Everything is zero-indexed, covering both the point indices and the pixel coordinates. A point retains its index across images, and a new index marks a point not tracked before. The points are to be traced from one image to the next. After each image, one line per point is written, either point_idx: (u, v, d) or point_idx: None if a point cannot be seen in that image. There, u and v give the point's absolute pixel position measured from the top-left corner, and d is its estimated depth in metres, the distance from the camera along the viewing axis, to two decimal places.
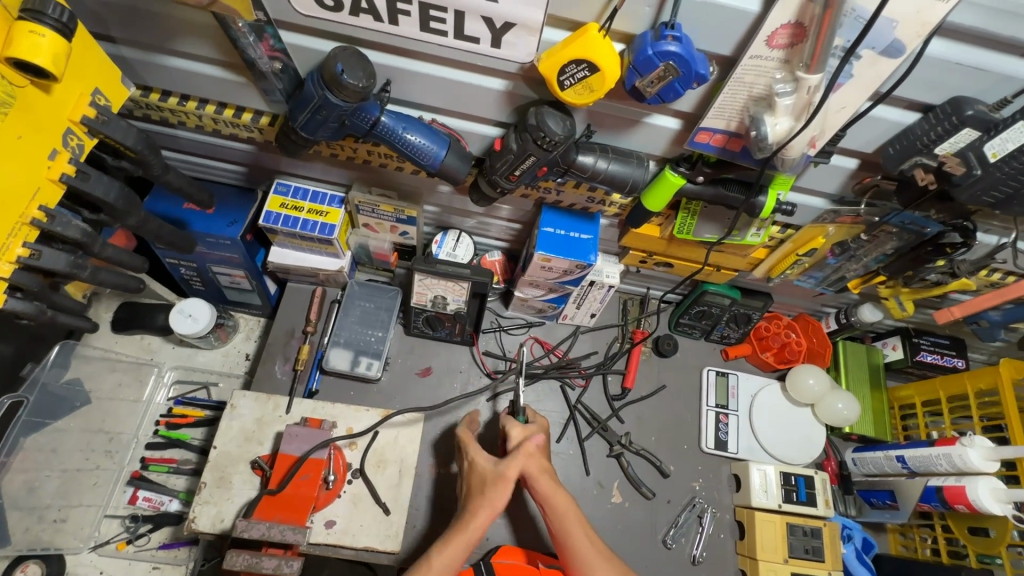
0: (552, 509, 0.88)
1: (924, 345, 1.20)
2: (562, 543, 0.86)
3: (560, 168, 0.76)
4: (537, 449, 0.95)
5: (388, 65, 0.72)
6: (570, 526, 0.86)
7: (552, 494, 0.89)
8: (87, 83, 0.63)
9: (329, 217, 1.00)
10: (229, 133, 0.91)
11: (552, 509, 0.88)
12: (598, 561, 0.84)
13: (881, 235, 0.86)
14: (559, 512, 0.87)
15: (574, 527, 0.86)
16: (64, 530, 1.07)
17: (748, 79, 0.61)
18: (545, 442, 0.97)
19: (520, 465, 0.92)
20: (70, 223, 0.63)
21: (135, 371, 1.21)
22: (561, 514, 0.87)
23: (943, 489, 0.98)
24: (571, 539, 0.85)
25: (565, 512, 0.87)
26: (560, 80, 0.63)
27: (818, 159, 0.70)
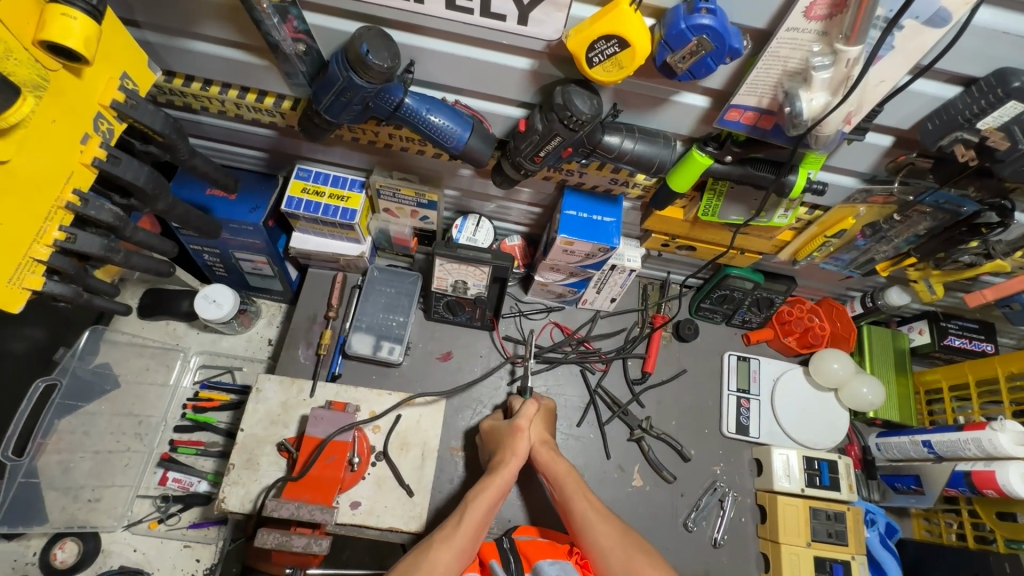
0: (553, 475, 0.93)
1: (952, 329, 1.18)
2: (565, 507, 0.90)
3: (585, 149, 0.75)
4: (541, 423, 1.01)
5: (411, 46, 0.71)
6: (570, 488, 0.90)
7: (551, 460, 0.95)
8: (115, 67, 0.63)
9: (350, 202, 1.00)
10: (252, 118, 0.91)
11: (552, 474, 0.93)
12: (597, 519, 0.86)
13: (914, 216, 0.84)
14: (559, 476, 0.92)
15: (572, 490, 0.90)
16: (98, 509, 1.10)
17: (783, 53, 0.59)
18: (551, 420, 1.03)
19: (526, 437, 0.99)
20: (103, 207, 0.64)
21: (162, 356, 1.23)
22: (561, 477, 0.92)
23: (972, 474, 0.97)
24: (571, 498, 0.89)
25: (563, 475, 0.92)
26: (588, 57, 0.62)
27: (853, 136, 0.68)
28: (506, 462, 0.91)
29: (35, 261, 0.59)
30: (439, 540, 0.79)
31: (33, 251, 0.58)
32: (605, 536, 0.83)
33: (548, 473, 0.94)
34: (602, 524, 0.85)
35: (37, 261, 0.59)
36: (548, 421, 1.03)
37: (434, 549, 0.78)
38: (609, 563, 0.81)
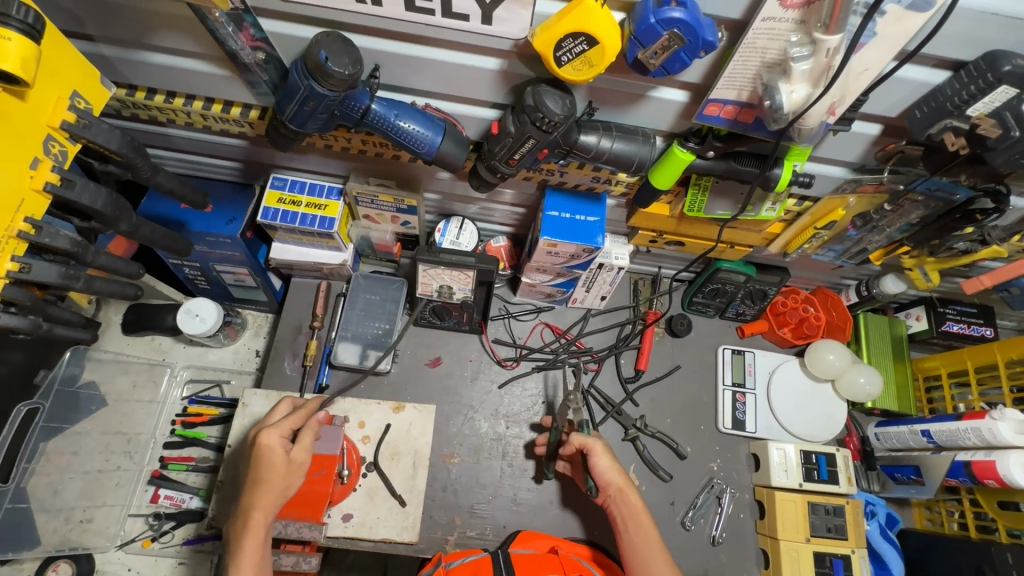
0: (639, 528, 0.86)
1: (950, 315, 1.16)
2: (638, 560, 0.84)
3: (561, 149, 0.72)
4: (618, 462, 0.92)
5: (375, 50, 0.68)
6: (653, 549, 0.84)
7: (636, 507, 0.88)
8: (64, 86, 0.61)
9: (328, 210, 0.98)
10: (220, 129, 0.88)
11: (639, 523, 0.87)
12: None
13: (906, 204, 0.81)
14: (643, 530, 0.86)
15: (658, 553, 0.84)
16: (90, 529, 1.09)
17: (761, 44, 0.56)
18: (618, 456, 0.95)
19: (607, 476, 0.89)
20: (58, 233, 0.61)
21: (148, 372, 1.21)
22: (648, 536, 0.85)
23: (972, 464, 0.95)
24: (651, 563, 0.83)
25: (648, 530, 0.86)
26: (557, 56, 0.59)
27: (838, 127, 0.65)
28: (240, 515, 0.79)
29: None
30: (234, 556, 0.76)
31: None
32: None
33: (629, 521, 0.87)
34: None
35: None
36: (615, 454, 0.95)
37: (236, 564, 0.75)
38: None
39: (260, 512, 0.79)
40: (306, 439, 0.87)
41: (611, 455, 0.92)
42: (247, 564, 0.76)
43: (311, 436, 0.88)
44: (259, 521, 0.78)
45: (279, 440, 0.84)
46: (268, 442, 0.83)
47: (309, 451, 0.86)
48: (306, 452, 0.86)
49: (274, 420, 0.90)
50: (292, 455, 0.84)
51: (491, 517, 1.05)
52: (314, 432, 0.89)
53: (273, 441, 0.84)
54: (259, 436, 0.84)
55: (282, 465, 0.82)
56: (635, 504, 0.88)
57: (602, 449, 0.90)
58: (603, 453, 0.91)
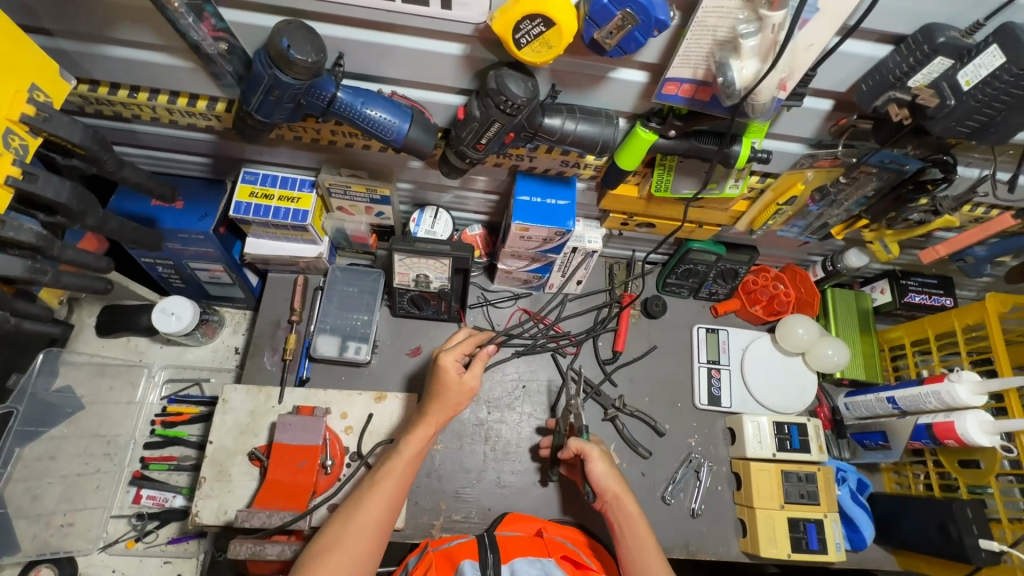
0: (635, 533, 0.87)
1: (912, 286, 1.20)
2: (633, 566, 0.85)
3: (527, 133, 0.74)
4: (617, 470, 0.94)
5: (339, 38, 0.69)
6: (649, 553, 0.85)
7: (634, 514, 0.89)
8: (22, 78, 0.60)
9: (300, 203, 0.98)
10: (187, 123, 0.88)
11: (636, 527, 0.88)
12: None
13: (861, 177, 0.84)
14: (639, 535, 0.87)
15: (652, 554, 0.85)
16: (72, 533, 1.08)
17: (711, 22, 0.58)
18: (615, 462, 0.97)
19: (604, 483, 0.91)
20: (23, 227, 0.61)
21: (125, 374, 1.20)
22: (644, 542, 0.86)
23: (933, 426, 1.00)
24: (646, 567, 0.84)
25: (643, 536, 0.87)
26: (516, 39, 0.60)
27: (791, 103, 0.68)
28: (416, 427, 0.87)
29: None
30: (407, 437, 0.86)
31: None
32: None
33: (620, 522, 0.89)
34: None
35: None
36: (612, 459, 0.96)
37: (405, 444, 0.85)
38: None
39: (438, 416, 0.87)
40: (477, 367, 0.90)
41: (608, 463, 0.93)
42: (413, 446, 0.85)
43: (481, 365, 0.90)
44: (439, 417, 0.87)
45: (454, 362, 0.89)
46: (444, 365, 0.89)
47: (479, 378, 0.90)
48: (476, 379, 0.89)
49: (452, 343, 0.96)
50: (462, 378, 0.88)
51: (476, 501, 1.06)
52: (484, 361, 0.91)
53: (448, 362, 0.89)
54: (438, 355, 0.90)
55: (454, 384, 0.88)
56: (632, 511, 0.89)
57: (599, 456, 0.92)
58: (600, 463, 0.91)
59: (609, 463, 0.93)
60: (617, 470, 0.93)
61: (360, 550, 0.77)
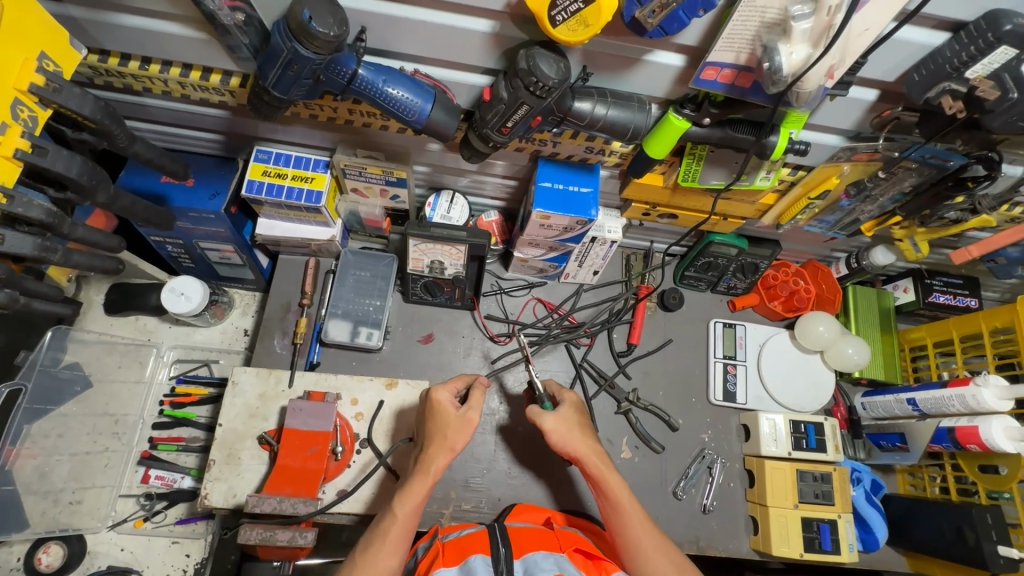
0: (608, 496, 0.83)
1: (937, 285, 1.17)
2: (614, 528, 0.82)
3: (555, 117, 0.70)
4: (580, 429, 0.89)
5: (363, 11, 0.65)
6: (628, 517, 0.82)
7: (605, 479, 0.84)
8: (31, 46, 0.57)
9: (315, 183, 0.95)
10: (199, 97, 0.85)
11: (608, 491, 0.83)
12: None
13: (900, 172, 0.81)
14: (616, 499, 0.83)
15: (633, 519, 0.81)
16: (80, 511, 1.08)
17: (761, 3, 0.54)
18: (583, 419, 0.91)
19: (567, 446, 0.87)
20: (32, 204, 0.59)
21: (134, 353, 1.19)
22: (618, 501, 0.82)
23: (955, 430, 0.98)
24: (626, 527, 0.81)
25: (617, 495, 0.83)
26: (551, 15, 0.57)
27: (836, 91, 0.64)
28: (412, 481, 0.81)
29: None
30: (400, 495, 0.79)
31: None
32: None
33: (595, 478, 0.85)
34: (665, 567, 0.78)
35: None
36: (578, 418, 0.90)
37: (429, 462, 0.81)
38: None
39: (437, 463, 0.81)
40: (474, 399, 0.87)
41: (566, 426, 0.88)
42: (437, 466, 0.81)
43: (479, 396, 0.88)
44: (435, 465, 0.81)
45: (449, 398, 0.87)
46: (439, 401, 0.86)
47: (479, 411, 0.86)
48: (476, 412, 0.86)
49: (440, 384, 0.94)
50: (462, 413, 0.85)
51: (486, 490, 1.05)
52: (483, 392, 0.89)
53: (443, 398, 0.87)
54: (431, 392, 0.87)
55: (454, 420, 0.84)
56: (596, 471, 0.84)
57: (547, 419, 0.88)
58: (554, 429, 0.87)
59: (568, 424, 0.88)
60: (580, 430, 0.88)
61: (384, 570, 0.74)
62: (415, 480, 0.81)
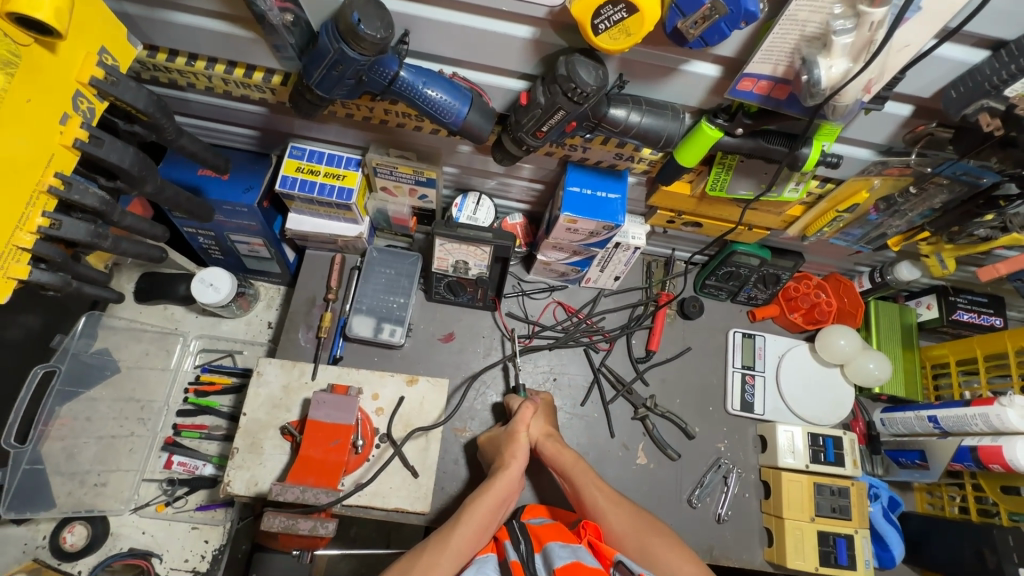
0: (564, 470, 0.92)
1: (961, 303, 1.16)
2: (578, 498, 0.90)
3: (589, 123, 0.72)
4: (543, 417, 1.01)
5: (408, 15, 0.67)
6: (579, 478, 0.90)
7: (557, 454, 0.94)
8: (92, 41, 0.60)
9: (346, 180, 0.97)
10: (241, 94, 0.87)
11: (562, 465, 0.93)
12: (626, 531, 0.83)
13: (930, 188, 0.81)
14: (567, 468, 0.92)
15: (584, 480, 0.89)
16: (104, 493, 1.11)
17: (803, 16, 0.55)
18: (551, 414, 1.03)
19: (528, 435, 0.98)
20: (87, 191, 0.61)
21: (161, 341, 1.22)
22: (568, 468, 0.91)
23: (978, 449, 0.97)
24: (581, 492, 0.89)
25: (571, 463, 0.92)
26: (594, 24, 0.58)
27: (872, 106, 0.65)
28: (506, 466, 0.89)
29: (19, 249, 0.56)
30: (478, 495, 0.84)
31: (16, 238, 0.56)
32: (622, 525, 0.84)
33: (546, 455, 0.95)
34: (615, 517, 0.85)
35: (21, 249, 0.57)
36: (549, 414, 1.03)
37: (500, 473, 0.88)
38: (624, 549, 0.82)
39: (511, 472, 0.88)
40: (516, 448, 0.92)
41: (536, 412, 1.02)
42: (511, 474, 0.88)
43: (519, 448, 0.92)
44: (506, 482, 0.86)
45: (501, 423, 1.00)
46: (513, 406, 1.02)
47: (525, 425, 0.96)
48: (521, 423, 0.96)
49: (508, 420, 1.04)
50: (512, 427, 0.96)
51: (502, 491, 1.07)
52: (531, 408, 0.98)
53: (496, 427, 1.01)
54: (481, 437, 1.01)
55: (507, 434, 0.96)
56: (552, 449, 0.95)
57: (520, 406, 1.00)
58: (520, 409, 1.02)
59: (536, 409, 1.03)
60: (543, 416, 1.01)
61: (457, 550, 0.77)
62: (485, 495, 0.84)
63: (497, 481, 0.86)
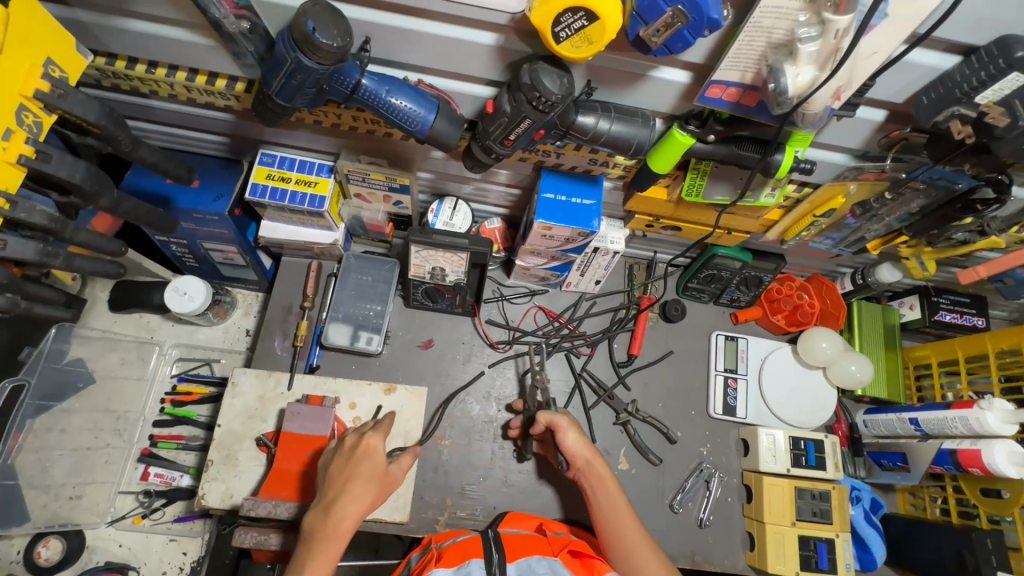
0: (608, 501, 0.89)
1: (943, 304, 1.16)
2: (610, 530, 0.87)
3: (558, 130, 0.70)
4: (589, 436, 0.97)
5: (368, 21, 0.65)
6: (623, 515, 0.87)
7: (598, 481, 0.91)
8: (36, 53, 0.58)
9: (318, 188, 0.95)
10: (205, 101, 0.85)
11: (608, 494, 0.89)
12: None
13: (907, 193, 0.80)
14: (614, 504, 0.88)
15: (627, 518, 0.87)
16: (80, 506, 1.09)
17: (767, 23, 0.54)
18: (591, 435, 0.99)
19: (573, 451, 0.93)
20: (34, 209, 0.59)
21: (136, 350, 1.20)
22: (614, 501, 0.88)
23: (957, 452, 0.96)
24: (620, 528, 0.86)
25: (615, 496, 0.89)
26: (555, 32, 0.56)
27: (843, 112, 0.63)
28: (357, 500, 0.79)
29: None
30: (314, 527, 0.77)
31: None
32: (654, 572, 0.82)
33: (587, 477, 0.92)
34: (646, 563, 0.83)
35: None
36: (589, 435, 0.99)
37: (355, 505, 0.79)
38: None
39: (339, 510, 0.78)
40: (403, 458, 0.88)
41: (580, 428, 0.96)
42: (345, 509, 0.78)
43: (407, 459, 0.88)
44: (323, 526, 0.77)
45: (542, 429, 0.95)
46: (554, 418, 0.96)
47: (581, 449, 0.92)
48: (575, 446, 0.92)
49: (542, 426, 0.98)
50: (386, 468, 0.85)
51: (482, 499, 1.06)
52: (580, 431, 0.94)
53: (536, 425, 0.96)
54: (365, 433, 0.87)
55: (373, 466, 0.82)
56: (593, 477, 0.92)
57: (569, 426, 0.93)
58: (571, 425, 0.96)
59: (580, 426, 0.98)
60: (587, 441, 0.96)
61: None
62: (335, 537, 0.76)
63: (333, 523, 0.77)
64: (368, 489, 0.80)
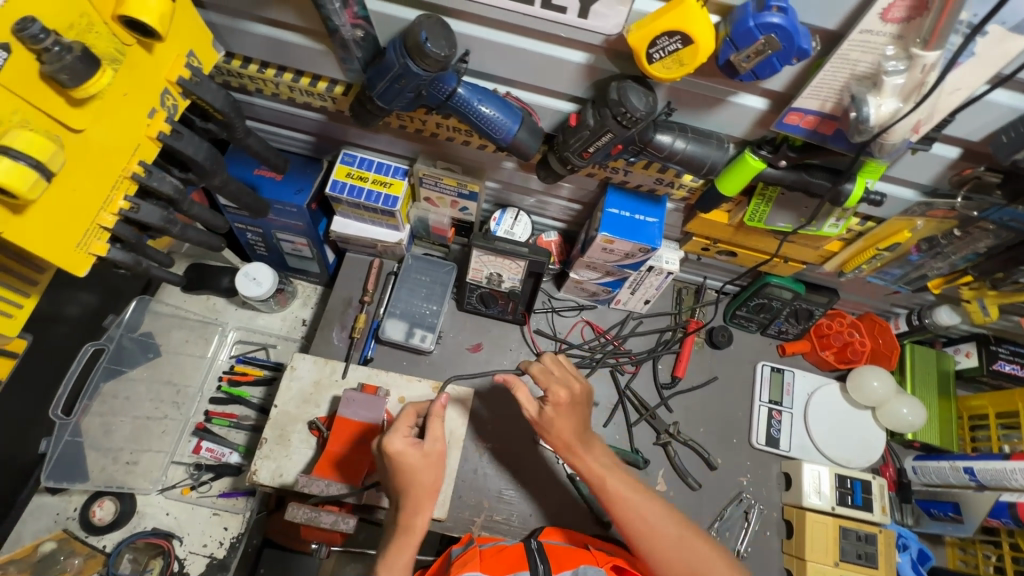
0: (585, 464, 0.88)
1: (1003, 354, 1.13)
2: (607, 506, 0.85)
3: (635, 146, 0.74)
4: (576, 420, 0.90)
5: (470, 36, 0.71)
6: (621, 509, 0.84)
7: (581, 457, 0.88)
8: (182, 44, 0.65)
9: (392, 189, 1.01)
10: (304, 101, 0.92)
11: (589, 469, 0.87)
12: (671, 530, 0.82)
13: (976, 232, 0.80)
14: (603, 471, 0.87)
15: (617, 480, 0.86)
16: (135, 472, 1.14)
17: (854, 56, 0.57)
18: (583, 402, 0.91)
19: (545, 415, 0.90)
20: (165, 179, 0.66)
21: (201, 329, 1.27)
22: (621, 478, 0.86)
23: (1017, 505, 0.93)
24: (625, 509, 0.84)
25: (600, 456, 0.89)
26: (649, 53, 0.61)
27: (919, 146, 0.65)
28: (413, 506, 0.82)
29: (102, 228, 0.61)
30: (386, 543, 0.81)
31: (101, 218, 0.60)
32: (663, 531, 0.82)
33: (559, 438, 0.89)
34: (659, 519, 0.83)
35: (104, 229, 0.61)
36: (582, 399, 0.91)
37: (409, 513, 0.82)
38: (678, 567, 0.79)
39: (412, 514, 0.82)
40: (433, 429, 0.87)
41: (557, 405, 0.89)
42: (414, 515, 0.82)
43: (437, 425, 0.88)
44: (411, 519, 0.82)
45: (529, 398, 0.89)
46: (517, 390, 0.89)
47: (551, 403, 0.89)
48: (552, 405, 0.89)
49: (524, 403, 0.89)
50: (429, 448, 0.85)
51: (518, 505, 1.06)
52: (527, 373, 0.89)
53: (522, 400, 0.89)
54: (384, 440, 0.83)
55: (420, 462, 0.83)
56: (567, 443, 0.89)
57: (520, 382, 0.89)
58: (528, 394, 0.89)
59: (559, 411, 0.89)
60: (569, 416, 0.89)
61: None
62: (399, 538, 0.81)
63: (405, 522, 0.82)
64: (432, 475, 0.84)
